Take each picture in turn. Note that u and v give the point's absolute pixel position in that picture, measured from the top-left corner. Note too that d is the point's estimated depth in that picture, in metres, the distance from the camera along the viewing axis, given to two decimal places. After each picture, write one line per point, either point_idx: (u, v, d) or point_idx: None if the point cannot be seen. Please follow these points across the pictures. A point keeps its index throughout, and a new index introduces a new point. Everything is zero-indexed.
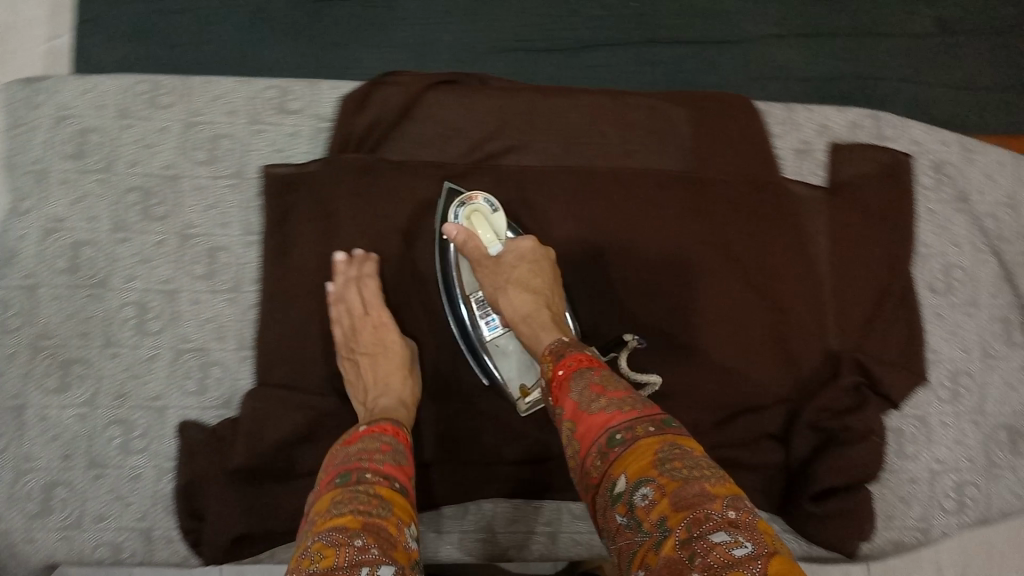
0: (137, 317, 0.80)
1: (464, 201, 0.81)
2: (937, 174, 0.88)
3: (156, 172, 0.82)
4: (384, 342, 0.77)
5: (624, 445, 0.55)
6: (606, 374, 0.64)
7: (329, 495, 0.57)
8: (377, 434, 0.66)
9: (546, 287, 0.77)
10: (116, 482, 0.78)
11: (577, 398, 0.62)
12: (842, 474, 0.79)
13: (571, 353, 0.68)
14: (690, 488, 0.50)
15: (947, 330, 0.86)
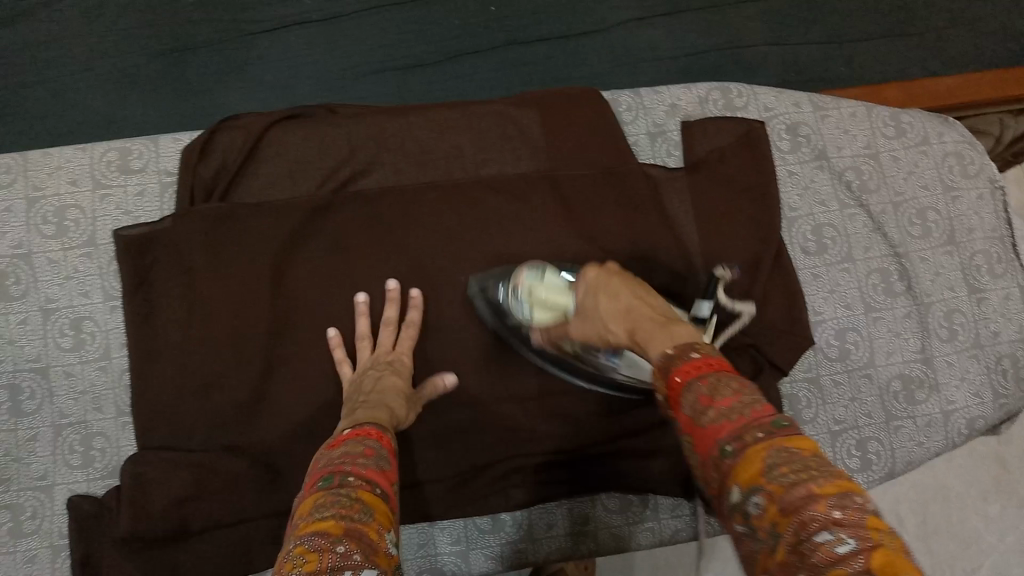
0: (10, 399, 0.79)
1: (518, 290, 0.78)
2: (793, 136, 0.89)
3: (7, 253, 0.81)
4: (397, 360, 0.76)
5: (736, 457, 0.49)
6: (715, 376, 0.54)
7: (311, 500, 0.54)
8: (362, 439, 0.63)
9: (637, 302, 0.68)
10: (11, 567, 0.76)
11: (688, 413, 0.54)
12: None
13: (678, 363, 0.57)
14: (799, 493, 0.44)
15: (829, 288, 0.86)
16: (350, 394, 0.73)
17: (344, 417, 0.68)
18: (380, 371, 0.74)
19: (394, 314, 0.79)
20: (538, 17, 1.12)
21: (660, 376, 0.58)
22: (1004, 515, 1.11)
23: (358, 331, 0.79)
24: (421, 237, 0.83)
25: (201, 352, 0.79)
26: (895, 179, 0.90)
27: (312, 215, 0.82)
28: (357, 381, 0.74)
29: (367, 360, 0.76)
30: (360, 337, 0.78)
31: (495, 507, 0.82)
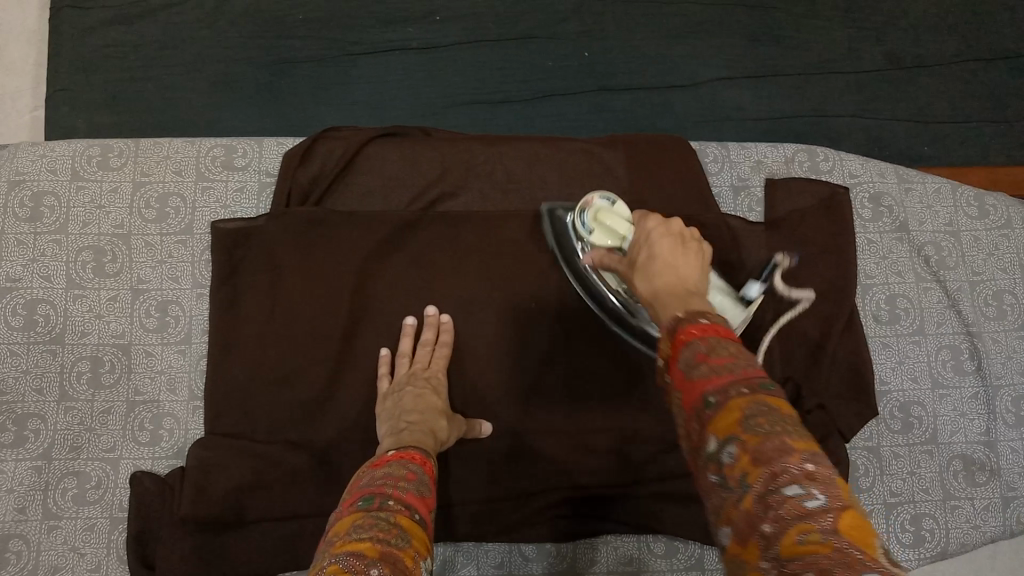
0: (91, 371, 0.82)
1: (586, 208, 0.78)
2: (875, 207, 0.90)
3: (108, 232, 0.85)
4: (434, 379, 0.78)
5: (717, 407, 0.45)
6: (712, 335, 0.49)
7: (348, 520, 0.54)
8: (406, 462, 0.64)
9: (672, 257, 0.61)
10: (70, 532, 0.79)
11: (677, 363, 0.49)
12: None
13: (684, 324, 0.51)
14: (774, 443, 0.42)
15: (898, 359, 0.86)
16: (389, 411, 0.74)
17: (389, 436, 0.70)
18: (418, 389, 0.76)
19: (431, 335, 0.81)
20: (630, 67, 1.16)
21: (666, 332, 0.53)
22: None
23: (400, 349, 0.81)
24: (500, 262, 0.85)
25: (278, 347, 0.82)
26: (975, 259, 0.90)
27: (399, 230, 0.85)
28: (393, 397, 0.76)
29: (405, 375, 0.78)
30: (399, 356, 0.81)
31: (540, 535, 0.82)
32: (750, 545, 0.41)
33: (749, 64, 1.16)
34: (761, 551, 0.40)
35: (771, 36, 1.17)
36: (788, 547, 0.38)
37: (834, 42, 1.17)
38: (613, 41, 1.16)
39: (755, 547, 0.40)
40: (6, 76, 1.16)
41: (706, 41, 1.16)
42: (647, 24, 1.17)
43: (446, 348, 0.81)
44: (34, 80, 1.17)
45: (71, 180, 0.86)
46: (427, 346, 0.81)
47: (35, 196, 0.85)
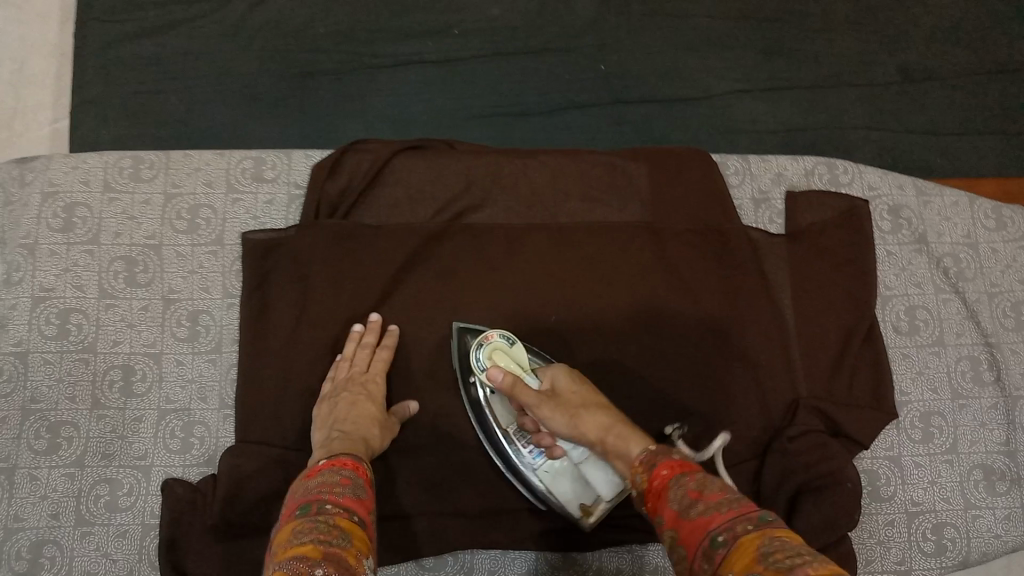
0: (122, 379, 0.83)
1: (483, 342, 0.80)
2: (894, 218, 0.91)
3: (140, 242, 0.87)
4: (372, 384, 0.79)
5: (728, 548, 0.50)
6: (703, 478, 0.58)
7: (289, 528, 0.58)
8: (339, 470, 0.68)
9: (601, 398, 0.74)
10: (102, 539, 0.80)
11: (675, 506, 0.56)
12: (827, 530, 0.78)
13: (662, 459, 0.62)
14: (800, 573, 0.44)
15: (917, 369, 0.87)
16: (324, 418, 0.77)
17: (320, 449, 0.72)
18: (353, 398, 0.77)
19: (371, 339, 0.82)
20: (648, 77, 1.17)
21: (648, 475, 0.62)
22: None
23: (342, 354, 0.81)
24: (525, 272, 0.86)
25: (306, 357, 0.83)
26: (992, 271, 0.91)
27: (424, 242, 0.87)
28: (330, 404, 0.78)
29: (342, 381, 0.79)
30: (341, 359, 0.81)
31: (566, 544, 0.83)
32: None
33: (765, 76, 1.17)
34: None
35: (786, 49, 1.18)
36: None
37: (849, 55, 1.18)
38: (631, 54, 1.17)
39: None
40: (29, 90, 1.18)
41: (721, 54, 1.18)
42: (662, 37, 1.18)
43: (384, 353, 0.81)
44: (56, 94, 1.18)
45: (104, 192, 0.88)
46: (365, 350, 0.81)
47: (68, 206, 0.87)
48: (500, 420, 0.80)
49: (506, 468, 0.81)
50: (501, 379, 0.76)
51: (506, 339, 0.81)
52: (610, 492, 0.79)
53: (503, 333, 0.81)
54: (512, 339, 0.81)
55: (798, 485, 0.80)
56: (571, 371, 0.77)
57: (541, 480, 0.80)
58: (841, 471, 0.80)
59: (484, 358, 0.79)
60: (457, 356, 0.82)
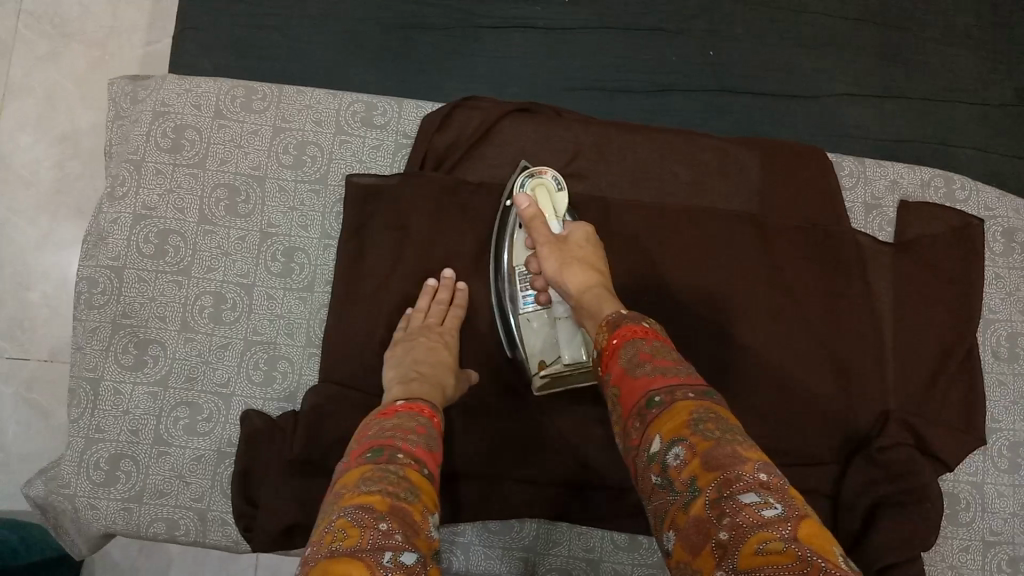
0: (213, 306, 0.84)
1: (534, 175, 0.83)
2: (1007, 241, 0.89)
3: (244, 172, 0.86)
4: (448, 337, 0.78)
5: (662, 408, 0.54)
6: (658, 345, 0.60)
7: (358, 470, 0.57)
8: (415, 415, 0.66)
9: (602, 264, 0.75)
10: (178, 460, 0.81)
11: (624, 364, 0.59)
12: (904, 548, 0.75)
13: (626, 324, 0.63)
14: (723, 450, 0.49)
15: (1013, 397, 0.85)
16: (400, 357, 0.75)
17: (398, 385, 0.71)
18: (429, 344, 0.76)
19: (445, 296, 0.81)
20: (758, 69, 1.14)
21: (608, 333, 0.64)
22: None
23: (415, 307, 0.81)
24: (624, 246, 0.85)
25: (395, 307, 0.84)
26: None
27: None
28: (405, 347, 0.76)
29: (416, 329, 0.78)
30: (414, 311, 0.80)
31: (634, 525, 0.82)
32: (703, 547, 0.46)
33: (876, 82, 1.14)
34: (716, 556, 0.45)
35: (902, 56, 1.15)
36: (745, 556, 0.43)
37: (967, 71, 1.15)
38: (742, 43, 1.14)
39: (710, 554, 0.45)
40: (125, 9, 1.13)
41: (834, 55, 1.15)
42: (776, 30, 1.15)
43: (458, 314, 0.81)
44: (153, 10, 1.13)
45: (214, 118, 0.88)
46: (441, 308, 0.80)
47: (177, 128, 0.87)
48: (510, 252, 0.82)
49: (495, 301, 0.82)
50: (525, 207, 0.79)
51: (555, 182, 0.83)
52: (568, 359, 0.78)
53: (555, 176, 0.84)
54: (560, 185, 0.83)
55: (878, 498, 0.78)
56: (587, 229, 0.78)
57: (518, 322, 0.81)
58: (917, 490, 0.77)
59: (529, 187, 0.83)
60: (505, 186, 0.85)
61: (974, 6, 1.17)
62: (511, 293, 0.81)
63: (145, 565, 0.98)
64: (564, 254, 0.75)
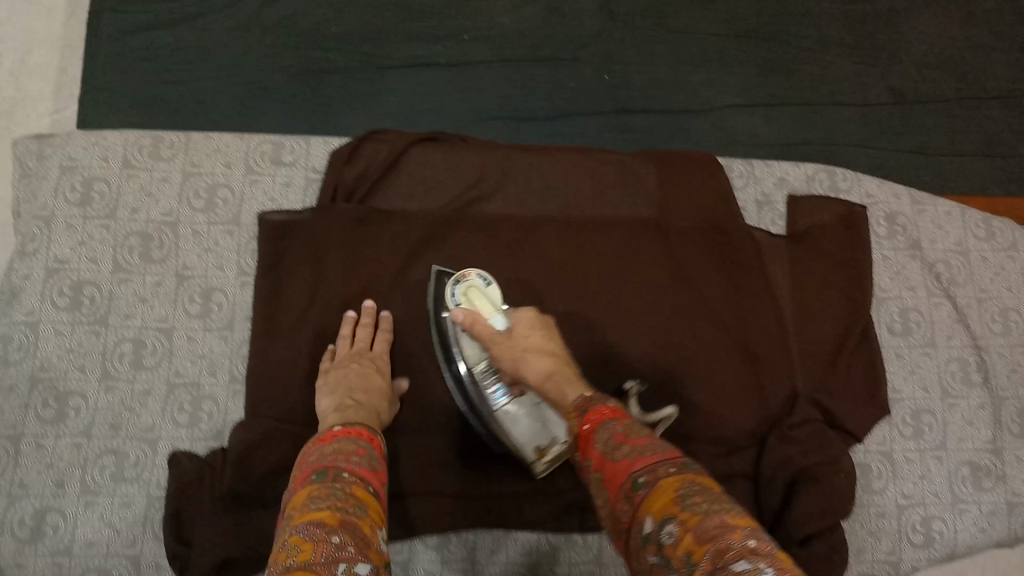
0: (133, 352, 0.84)
1: (460, 280, 0.83)
2: (890, 225, 0.96)
3: (156, 219, 0.88)
4: (378, 362, 0.81)
5: (648, 489, 0.53)
6: (632, 425, 0.60)
7: (305, 492, 0.59)
8: (354, 440, 0.68)
9: (555, 343, 0.74)
10: (106, 509, 0.80)
11: (601, 448, 0.58)
12: (823, 517, 0.80)
13: (596, 406, 0.63)
14: (713, 522, 0.48)
15: (911, 368, 0.90)
16: (332, 386, 0.77)
17: (333, 415, 0.72)
18: (360, 373, 0.78)
19: (370, 322, 0.83)
20: (652, 87, 1.21)
21: (580, 418, 0.63)
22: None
23: (341, 334, 0.83)
24: (534, 260, 0.89)
25: (317, 337, 0.85)
26: (982, 277, 0.95)
27: (438, 227, 0.89)
28: (335, 375, 0.78)
29: (346, 357, 0.80)
30: (341, 339, 0.82)
31: (567, 526, 0.84)
32: None
33: (764, 91, 1.22)
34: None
35: (784, 66, 1.23)
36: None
37: (844, 75, 1.23)
38: (636, 64, 1.21)
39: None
40: (29, 80, 1.13)
41: (721, 69, 1.22)
42: (666, 50, 1.22)
43: (385, 342, 0.83)
44: (57, 75, 1.14)
45: (124, 169, 0.89)
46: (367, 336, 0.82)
47: (86, 181, 0.88)
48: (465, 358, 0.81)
49: (466, 410, 0.82)
50: (462, 319, 0.79)
51: (482, 279, 0.83)
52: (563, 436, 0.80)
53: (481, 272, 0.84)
54: (488, 280, 0.83)
55: (796, 472, 0.82)
56: (533, 315, 0.77)
57: (496, 422, 0.80)
58: (829, 462, 0.82)
59: (459, 296, 0.82)
60: (434, 294, 0.84)
61: (846, 15, 1.26)
62: (475, 393, 0.81)
63: None
64: (516, 348, 0.74)
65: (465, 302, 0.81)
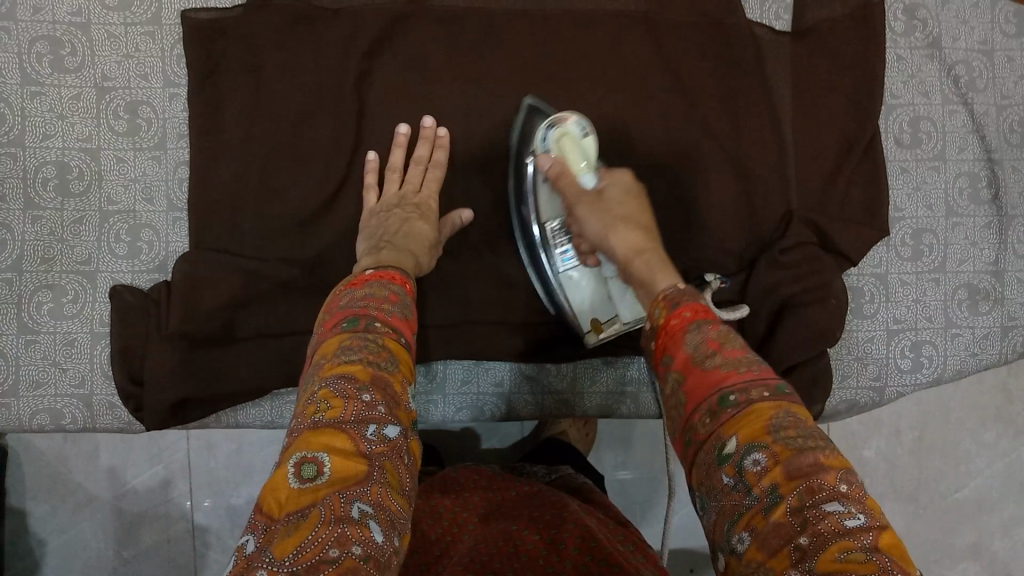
0: (57, 177, 0.75)
1: (554, 124, 0.73)
2: (909, 19, 0.83)
3: (63, 20, 0.76)
4: (425, 205, 0.73)
5: (738, 409, 0.49)
6: (725, 330, 0.55)
7: (336, 341, 0.56)
8: (386, 284, 0.63)
9: (647, 218, 0.69)
10: (50, 348, 0.75)
11: (689, 352, 0.54)
12: (806, 345, 0.77)
13: (685, 304, 0.58)
14: (806, 457, 0.45)
15: (914, 183, 0.83)
16: (371, 228, 0.71)
17: (367, 256, 0.66)
18: (404, 214, 0.71)
19: (423, 152, 0.75)
20: None
21: (668, 311, 0.58)
22: (998, 442, 1.08)
23: (391, 163, 0.75)
24: (504, 66, 0.78)
25: (261, 159, 0.75)
26: (1005, 81, 0.84)
27: (391, 28, 0.77)
28: (378, 214, 0.72)
29: (392, 197, 0.73)
30: (390, 169, 0.75)
31: (543, 356, 0.79)
32: (781, 555, 0.43)
33: None
34: (792, 561, 0.42)
35: None
36: (825, 564, 0.41)
37: None
38: None
39: (787, 557, 0.42)
40: None
41: None
42: None
43: (439, 175, 0.75)
44: None
45: None
46: (418, 166, 0.75)
47: None
48: (540, 214, 0.74)
49: (528, 260, 0.76)
50: (551, 166, 0.70)
51: (578, 127, 0.72)
52: (627, 317, 0.72)
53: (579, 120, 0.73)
54: (584, 130, 0.72)
55: (785, 298, 0.78)
56: (630, 184, 0.70)
57: (560, 281, 0.74)
58: (819, 289, 0.77)
59: (551, 140, 0.72)
60: (521, 131, 0.75)
61: None
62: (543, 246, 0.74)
63: (75, 450, 1.01)
64: (611, 216, 0.67)
65: (555, 149, 0.72)
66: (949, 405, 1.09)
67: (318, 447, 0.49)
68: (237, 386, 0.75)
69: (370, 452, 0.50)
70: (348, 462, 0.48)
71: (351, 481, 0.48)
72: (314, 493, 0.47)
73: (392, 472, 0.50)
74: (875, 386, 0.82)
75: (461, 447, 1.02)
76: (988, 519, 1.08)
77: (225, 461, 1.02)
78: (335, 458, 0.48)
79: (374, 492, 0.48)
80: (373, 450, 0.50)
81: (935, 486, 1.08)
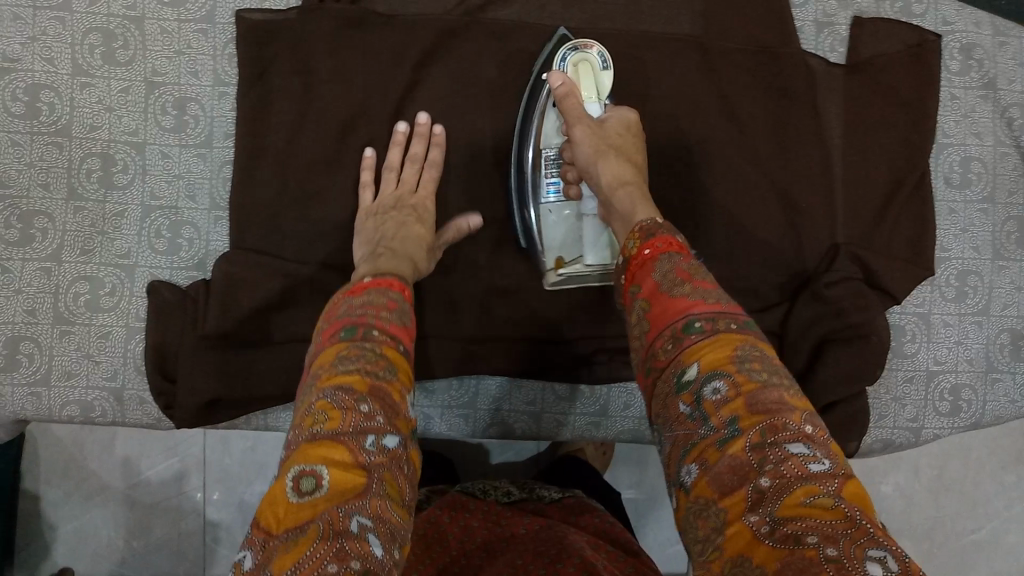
0: (101, 169, 0.75)
1: (576, 49, 0.74)
2: (965, 57, 0.82)
3: (117, 12, 0.76)
4: (422, 207, 0.73)
5: (702, 336, 0.50)
6: (695, 263, 0.55)
7: (334, 351, 0.55)
8: (384, 290, 0.61)
9: (639, 155, 0.69)
10: (84, 340, 0.75)
11: (656, 278, 0.54)
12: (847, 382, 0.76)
13: (662, 235, 0.57)
14: (770, 394, 0.46)
15: (961, 225, 0.82)
16: (370, 233, 0.70)
17: (364, 263, 0.65)
18: (403, 217, 0.70)
19: (419, 150, 0.74)
20: None
21: (641, 241, 0.58)
22: (1018, 486, 1.07)
23: (388, 161, 0.74)
24: None
25: (307, 162, 0.75)
26: None
27: (444, 38, 0.76)
28: (375, 218, 0.71)
29: (389, 198, 0.72)
30: (388, 168, 0.74)
31: (576, 377, 0.78)
32: (738, 491, 0.43)
33: None
34: (749, 501, 0.43)
35: None
36: (789, 507, 0.41)
37: None
38: None
39: (744, 499, 0.43)
40: None
41: None
42: None
43: (435, 173, 0.74)
44: None
45: None
46: (413, 163, 0.74)
47: None
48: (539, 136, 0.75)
49: (513, 189, 0.76)
50: (560, 86, 0.71)
51: (599, 58, 0.74)
52: (592, 261, 0.74)
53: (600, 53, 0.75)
54: (605, 63, 0.74)
55: (826, 333, 0.77)
56: (631, 122, 0.70)
57: (538, 213, 0.75)
58: (863, 326, 0.76)
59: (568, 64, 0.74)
60: (543, 58, 0.76)
61: None
62: (534, 180, 0.75)
63: (92, 438, 1.00)
64: (606, 144, 0.68)
65: (571, 72, 0.74)
66: (971, 447, 1.07)
67: (317, 460, 0.48)
68: (269, 390, 0.74)
69: (369, 463, 0.49)
70: (346, 474, 0.47)
71: (350, 493, 0.46)
72: (313, 506, 0.46)
73: (391, 483, 0.49)
74: (911, 427, 0.81)
75: (473, 460, 1.00)
76: (1003, 562, 1.07)
77: (240, 460, 1.01)
78: (334, 470, 0.47)
79: (374, 505, 0.47)
80: (373, 461, 0.49)
81: (952, 527, 1.07)
